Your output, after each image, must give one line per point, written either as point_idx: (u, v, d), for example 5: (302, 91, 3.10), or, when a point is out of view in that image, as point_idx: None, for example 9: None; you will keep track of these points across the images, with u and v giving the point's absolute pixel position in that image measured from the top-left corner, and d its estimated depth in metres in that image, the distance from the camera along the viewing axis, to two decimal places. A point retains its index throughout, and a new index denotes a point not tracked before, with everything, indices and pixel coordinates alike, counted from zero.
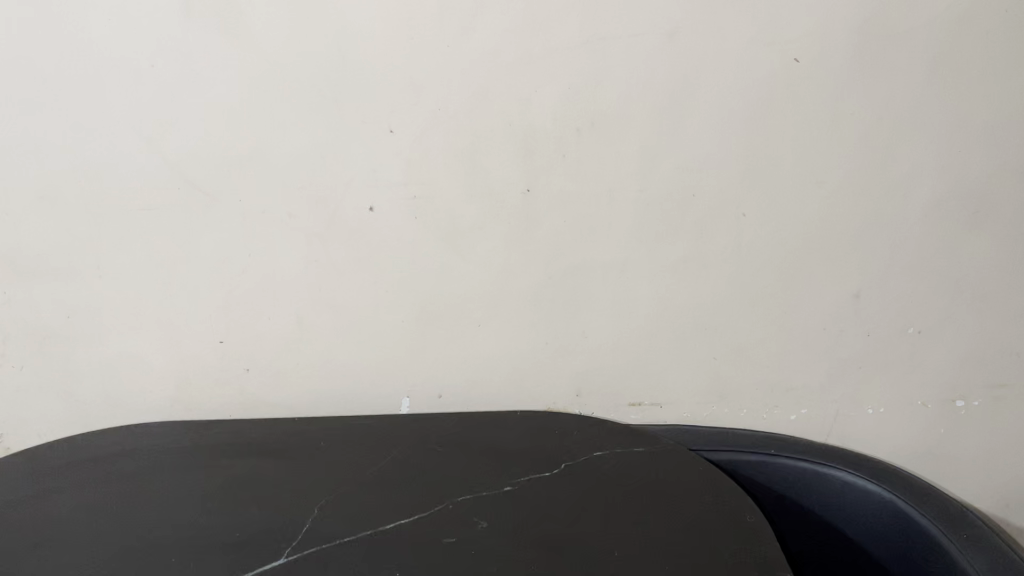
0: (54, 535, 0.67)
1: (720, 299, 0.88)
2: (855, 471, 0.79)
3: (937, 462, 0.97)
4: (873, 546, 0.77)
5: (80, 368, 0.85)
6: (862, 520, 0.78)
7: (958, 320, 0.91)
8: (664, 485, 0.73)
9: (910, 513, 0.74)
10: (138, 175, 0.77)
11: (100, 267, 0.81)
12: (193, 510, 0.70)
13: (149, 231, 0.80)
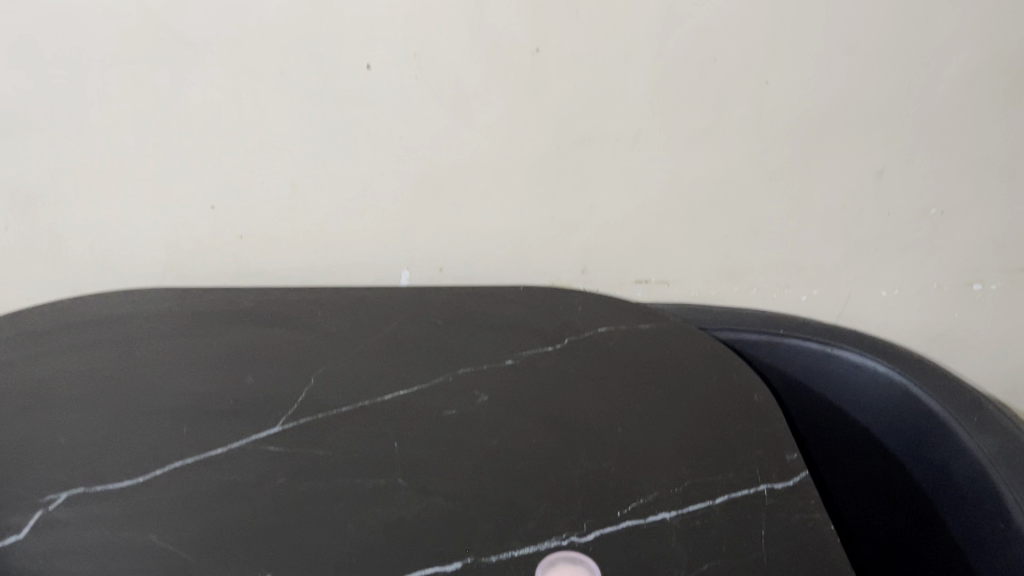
0: (45, 399, 0.66)
1: (736, 173, 0.84)
2: (863, 353, 0.76)
3: (947, 345, 0.96)
4: (878, 426, 0.76)
5: (68, 229, 0.83)
6: (867, 402, 0.76)
7: (984, 200, 0.86)
8: (669, 362, 0.71)
9: (918, 395, 0.72)
10: (117, 25, 0.72)
11: (82, 125, 0.77)
12: (187, 377, 0.69)
13: (133, 87, 0.75)
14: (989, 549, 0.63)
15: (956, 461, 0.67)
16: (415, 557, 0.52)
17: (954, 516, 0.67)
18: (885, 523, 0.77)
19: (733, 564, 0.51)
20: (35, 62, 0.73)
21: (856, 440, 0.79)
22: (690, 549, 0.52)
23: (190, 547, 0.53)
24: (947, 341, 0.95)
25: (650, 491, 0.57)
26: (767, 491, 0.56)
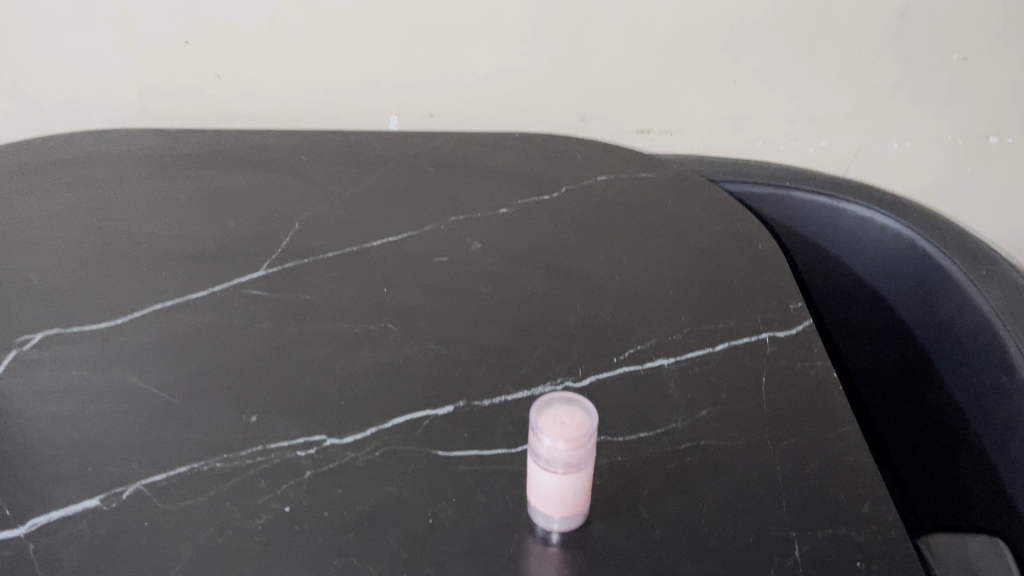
0: (16, 240, 0.63)
1: (748, 12, 0.78)
2: (869, 206, 0.72)
3: (958, 200, 0.93)
4: (885, 284, 0.73)
5: (32, 65, 0.77)
6: (869, 257, 0.73)
7: (1010, 46, 0.81)
8: (671, 210, 0.68)
9: (925, 249, 0.69)
10: None
11: None
12: (165, 220, 0.66)
13: None
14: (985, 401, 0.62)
15: (960, 315, 0.65)
16: (406, 400, 0.50)
17: (952, 370, 0.66)
18: (876, 380, 0.76)
19: (733, 409, 0.50)
20: None
21: (853, 298, 0.76)
22: (688, 395, 0.51)
23: (172, 390, 0.51)
24: (960, 195, 0.92)
25: (648, 339, 0.55)
26: (769, 339, 0.55)
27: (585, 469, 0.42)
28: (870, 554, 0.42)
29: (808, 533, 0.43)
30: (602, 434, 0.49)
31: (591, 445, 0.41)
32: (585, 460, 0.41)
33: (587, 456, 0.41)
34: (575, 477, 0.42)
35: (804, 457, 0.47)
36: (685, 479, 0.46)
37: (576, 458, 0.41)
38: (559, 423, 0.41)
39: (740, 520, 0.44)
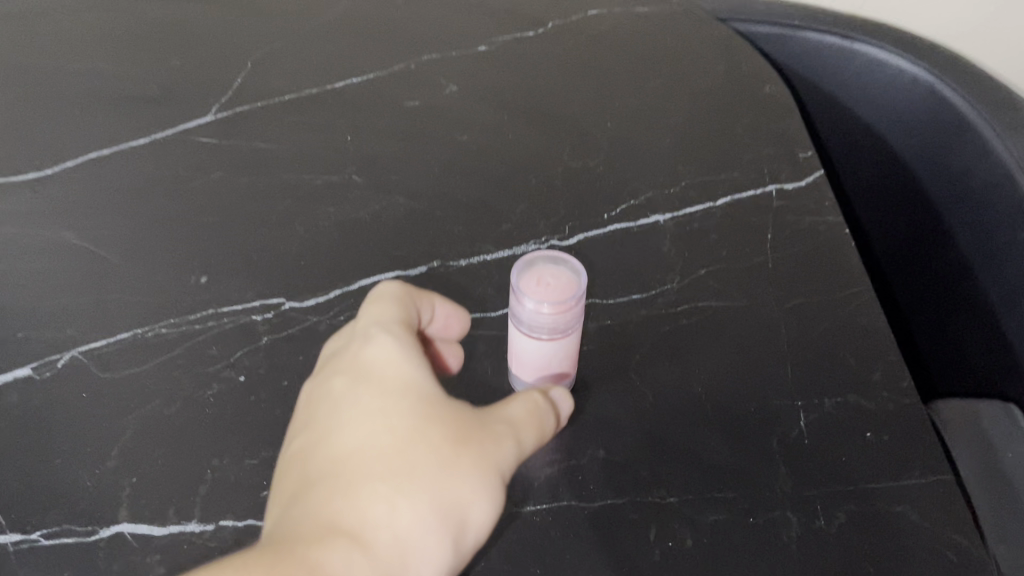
0: None
1: None
2: (886, 44, 0.63)
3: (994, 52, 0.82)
4: (895, 132, 0.66)
5: None
6: (888, 103, 0.65)
7: None
8: (672, 47, 0.60)
9: (944, 94, 0.60)
10: None
11: None
12: (99, 57, 0.58)
13: None
14: (1001, 262, 0.58)
15: (982, 163, 0.58)
16: (374, 259, 0.46)
17: (972, 229, 0.60)
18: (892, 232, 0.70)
19: (735, 269, 0.45)
20: None
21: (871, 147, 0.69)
22: (685, 253, 0.46)
23: (112, 247, 0.46)
24: (1001, 49, 0.81)
25: (642, 191, 0.49)
26: (777, 192, 0.49)
27: (574, 333, 0.37)
28: (880, 423, 0.39)
29: (814, 402, 0.40)
30: (590, 297, 0.44)
31: (579, 309, 0.37)
32: (571, 326, 0.37)
33: (574, 320, 0.37)
34: (563, 343, 0.37)
35: (810, 320, 0.43)
36: (681, 342, 0.42)
37: (562, 323, 0.37)
38: (542, 286, 0.37)
39: (739, 389, 0.40)
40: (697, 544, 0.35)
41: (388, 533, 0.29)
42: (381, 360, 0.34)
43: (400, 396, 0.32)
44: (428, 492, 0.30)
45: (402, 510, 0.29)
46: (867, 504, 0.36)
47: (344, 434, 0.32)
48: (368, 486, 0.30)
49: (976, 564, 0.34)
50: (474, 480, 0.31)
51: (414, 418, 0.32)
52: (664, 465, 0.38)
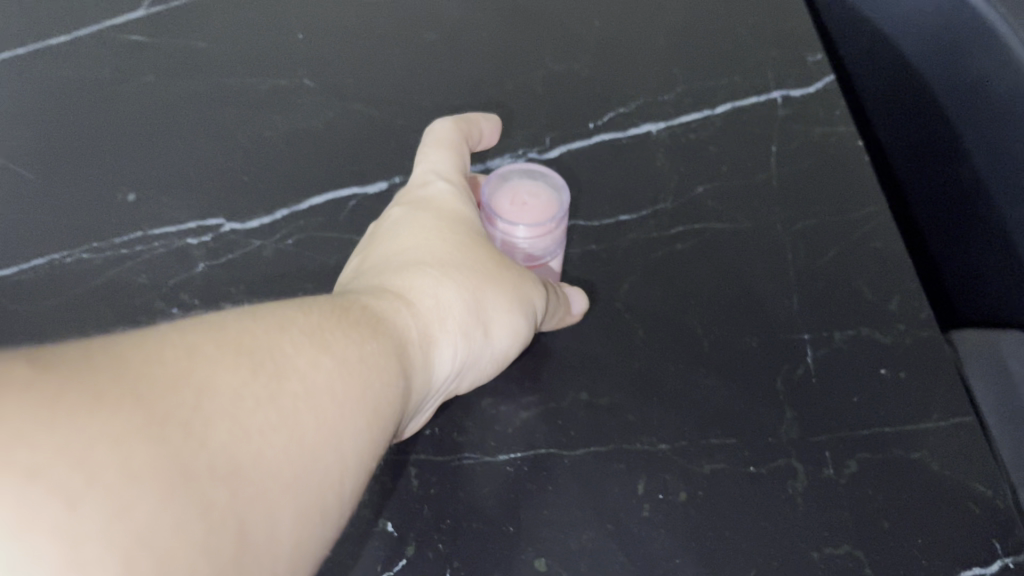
0: None
1: None
2: None
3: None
4: (916, 43, 0.51)
5: None
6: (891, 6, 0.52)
7: None
8: None
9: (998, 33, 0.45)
10: None
11: None
12: None
13: None
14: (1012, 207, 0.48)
15: None
16: (328, 175, 0.40)
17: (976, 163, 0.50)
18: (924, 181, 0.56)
19: (737, 185, 0.40)
20: None
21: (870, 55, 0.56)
22: (680, 167, 0.41)
23: (27, 161, 0.40)
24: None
25: (632, 97, 0.44)
26: (784, 99, 0.43)
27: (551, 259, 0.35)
28: (897, 359, 0.34)
29: (824, 335, 0.35)
30: (573, 218, 0.40)
31: (560, 231, 0.34)
32: (552, 251, 0.34)
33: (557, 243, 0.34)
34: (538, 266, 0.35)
35: (820, 243, 0.38)
36: (676, 269, 0.38)
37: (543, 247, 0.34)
38: (522, 202, 0.34)
39: (739, 320, 0.36)
40: (691, 499, 0.31)
41: (432, 299, 0.28)
42: (438, 190, 0.33)
43: (453, 219, 0.32)
44: (471, 281, 0.29)
45: (447, 288, 0.28)
46: (882, 451, 0.32)
47: (394, 239, 0.31)
48: (417, 267, 0.29)
49: (1002, 519, 0.31)
50: (511, 289, 0.30)
51: (462, 234, 0.31)
52: (656, 407, 0.33)
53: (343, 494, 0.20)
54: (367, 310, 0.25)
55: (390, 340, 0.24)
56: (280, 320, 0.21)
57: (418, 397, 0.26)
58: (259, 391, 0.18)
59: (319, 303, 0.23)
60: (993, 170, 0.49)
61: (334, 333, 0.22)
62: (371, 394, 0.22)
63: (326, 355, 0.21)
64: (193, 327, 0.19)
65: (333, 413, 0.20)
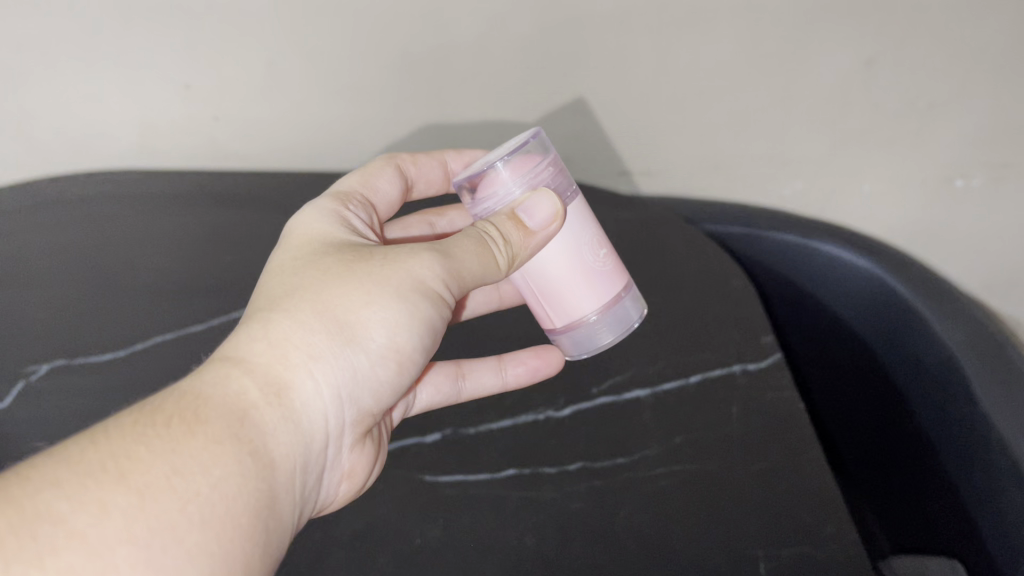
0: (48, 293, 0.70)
1: (724, 59, 0.81)
2: (873, 262, 0.76)
3: (916, 243, 1.00)
4: (867, 325, 0.78)
5: (33, 107, 0.79)
6: (840, 294, 0.80)
7: (972, 91, 0.84)
8: (651, 248, 0.70)
9: (929, 326, 0.70)
10: None
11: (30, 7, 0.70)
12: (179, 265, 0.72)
13: None
14: (932, 441, 0.71)
15: (948, 388, 0.68)
16: (400, 427, 0.56)
17: (910, 404, 0.74)
18: (842, 400, 0.84)
19: (708, 436, 0.53)
20: None
21: (831, 328, 0.83)
22: (660, 427, 0.54)
23: None
24: (909, 235, 0.99)
25: (624, 369, 0.59)
26: (741, 371, 0.57)
27: (575, 187, 0.52)
28: (830, 569, 0.45)
29: (773, 550, 0.46)
30: (580, 460, 0.53)
31: (521, 163, 0.52)
32: (538, 180, 0.51)
33: (549, 165, 0.52)
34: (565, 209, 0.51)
35: (772, 482, 0.49)
36: (662, 499, 0.49)
37: (543, 173, 0.52)
38: (491, 176, 0.52)
39: (709, 539, 0.47)
40: None
41: (280, 335, 0.42)
42: (300, 245, 0.49)
43: (306, 261, 0.47)
44: (311, 310, 0.44)
45: (289, 328, 0.43)
46: None
47: (266, 289, 0.46)
48: (269, 318, 0.43)
49: None
50: (364, 287, 0.45)
51: (309, 271, 0.46)
52: None
53: (231, 532, 0.35)
54: (178, 402, 0.38)
55: (230, 413, 0.38)
56: (116, 442, 0.34)
57: (293, 419, 0.42)
58: (120, 504, 0.32)
59: (154, 408, 0.37)
60: (922, 410, 0.72)
61: (162, 433, 0.35)
62: (218, 470, 0.36)
63: (163, 459, 0.34)
64: (45, 466, 0.32)
65: (191, 500, 0.34)
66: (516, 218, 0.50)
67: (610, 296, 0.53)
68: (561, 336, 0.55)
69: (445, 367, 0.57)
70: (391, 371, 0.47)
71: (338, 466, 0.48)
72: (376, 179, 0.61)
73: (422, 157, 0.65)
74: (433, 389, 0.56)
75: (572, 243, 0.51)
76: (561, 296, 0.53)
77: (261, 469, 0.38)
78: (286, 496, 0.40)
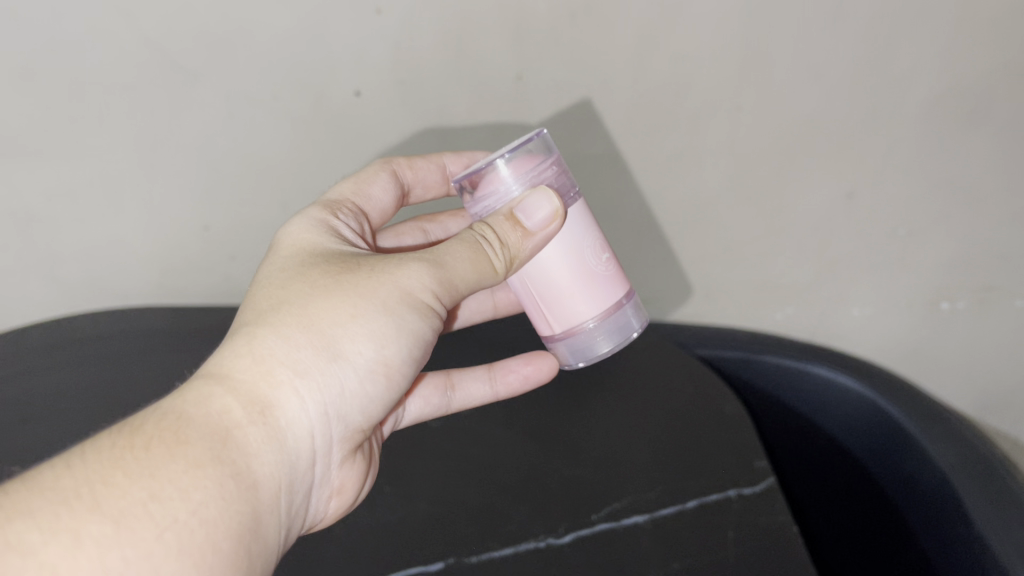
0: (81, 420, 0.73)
1: (711, 195, 0.87)
2: (863, 382, 0.80)
3: (908, 365, 1.03)
4: (863, 445, 0.81)
5: (61, 249, 0.84)
6: (835, 414, 0.83)
7: (948, 220, 0.89)
8: (647, 381, 0.75)
9: (922, 443, 0.73)
10: (93, 70, 0.70)
11: (68, 159, 0.76)
12: None
13: (112, 120, 0.74)
14: (934, 561, 0.71)
15: (945, 506, 0.69)
16: (404, 556, 0.58)
17: (911, 525, 0.75)
18: (838, 519, 0.84)
19: (706, 561, 0.55)
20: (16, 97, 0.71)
21: (828, 449, 0.85)
22: (660, 552, 0.56)
23: None
24: (901, 359, 1.02)
25: (623, 494, 0.61)
26: (735, 495, 0.60)
27: (575, 189, 0.59)
28: None
29: None
30: None
31: (520, 163, 0.58)
32: (537, 180, 0.58)
33: (551, 165, 0.59)
34: (567, 210, 0.58)
35: None
36: None
37: (546, 172, 0.58)
38: (494, 174, 0.58)
39: None
40: None
41: (269, 350, 0.48)
42: (289, 258, 0.55)
43: (294, 276, 0.53)
44: (299, 326, 0.49)
45: (274, 346, 0.48)
46: None
47: (257, 301, 0.52)
48: (258, 334, 0.49)
49: None
50: (351, 303, 0.51)
51: (297, 286, 0.51)
52: None
53: (211, 552, 0.40)
54: (158, 423, 0.43)
55: (212, 434, 0.43)
56: (97, 468, 0.39)
57: (279, 433, 0.47)
58: (91, 533, 0.36)
59: (140, 430, 0.42)
60: (924, 532, 0.73)
61: (140, 459, 0.40)
62: (198, 495, 0.40)
63: (140, 486, 0.39)
64: (32, 490, 0.37)
65: (168, 527, 0.38)
66: (514, 218, 0.56)
67: (609, 302, 0.60)
68: (560, 339, 0.62)
69: (432, 381, 0.71)
70: (377, 384, 0.52)
71: (325, 481, 0.55)
72: (369, 186, 0.67)
73: (418, 162, 0.70)
74: (422, 401, 0.70)
75: (575, 247, 0.58)
76: (564, 299, 0.59)
77: (244, 490, 0.43)
78: (269, 514, 0.45)
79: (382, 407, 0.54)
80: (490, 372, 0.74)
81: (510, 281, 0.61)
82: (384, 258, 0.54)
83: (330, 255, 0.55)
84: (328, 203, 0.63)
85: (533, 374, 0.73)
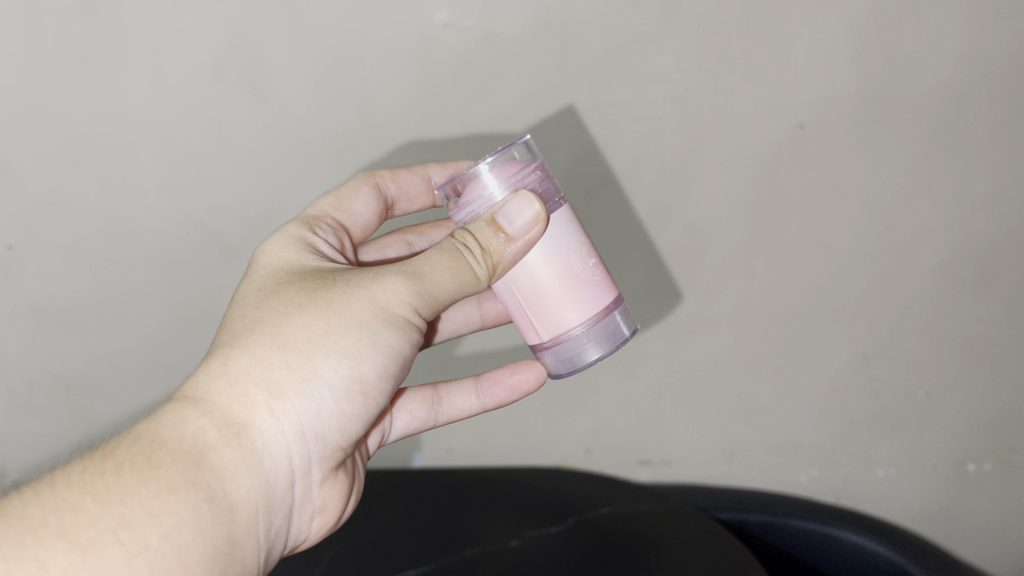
0: None
1: (728, 357, 0.89)
2: None
3: (940, 529, 1.01)
4: None
5: (98, 414, 0.87)
6: None
7: (967, 383, 0.90)
8: (670, 543, 0.76)
9: None
10: (143, 243, 0.76)
11: (111, 324, 0.81)
12: None
13: (157, 289, 0.79)
14: None
15: None
16: None
17: None
18: None
19: None
20: (71, 267, 0.76)
21: None
22: None
23: None
24: (932, 523, 1.00)
25: None
26: None
27: (561, 193, 0.58)
28: None
29: None
30: None
31: (499, 168, 0.58)
32: (517, 183, 0.57)
33: (536, 170, 0.58)
34: (551, 215, 0.56)
35: None
36: None
37: (530, 176, 0.57)
38: (477, 183, 0.58)
39: None
40: None
41: (243, 371, 0.50)
42: (269, 273, 0.57)
43: (272, 292, 0.55)
44: (272, 345, 0.51)
45: (247, 367, 0.50)
46: None
47: (236, 317, 0.54)
48: (234, 353, 0.51)
49: None
50: (324, 319, 0.52)
51: (272, 305, 0.53)
52: None
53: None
54: (128, 448, 0.46)
55: (185, 458, 0.46)
56: (64, 496, 0.42)
57: (251, 453, 0.49)
58: (61, 559, 0.40)
59: (114, 457, 0.45)
60: None
61: (111, 485, 0.43)
62: (168, 520, 0.43)
63: (109, 513, 0.42)
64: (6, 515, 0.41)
65: (138, 553, 0.42)
66: (496, 224, 0.55)
67: (598, 308, 0.57)
68: (548, 349, 0.59)
69: (412, 394, 0.73)
70: (355, 402, 0.53)
71: (309, 503, 0.57)
72: (350, 201, 0.67)
73: (402, 174, 0.69)
74: (404, 418, 0.73)
75: (561, 249, 0.56)
76: (551, 304, 0.57)
77: (217, 513, 0.46)
78: (247, 537, 0.48)
79: (363, 426, 0.55)
80: (477, 381, 0.74)
81: (495, 287, 0.59)
82: (362, 272, 0.55)
83: (308, 270, 0.57)
84: (307, 219, 0.64)
85: (520, 383, 0.73)
